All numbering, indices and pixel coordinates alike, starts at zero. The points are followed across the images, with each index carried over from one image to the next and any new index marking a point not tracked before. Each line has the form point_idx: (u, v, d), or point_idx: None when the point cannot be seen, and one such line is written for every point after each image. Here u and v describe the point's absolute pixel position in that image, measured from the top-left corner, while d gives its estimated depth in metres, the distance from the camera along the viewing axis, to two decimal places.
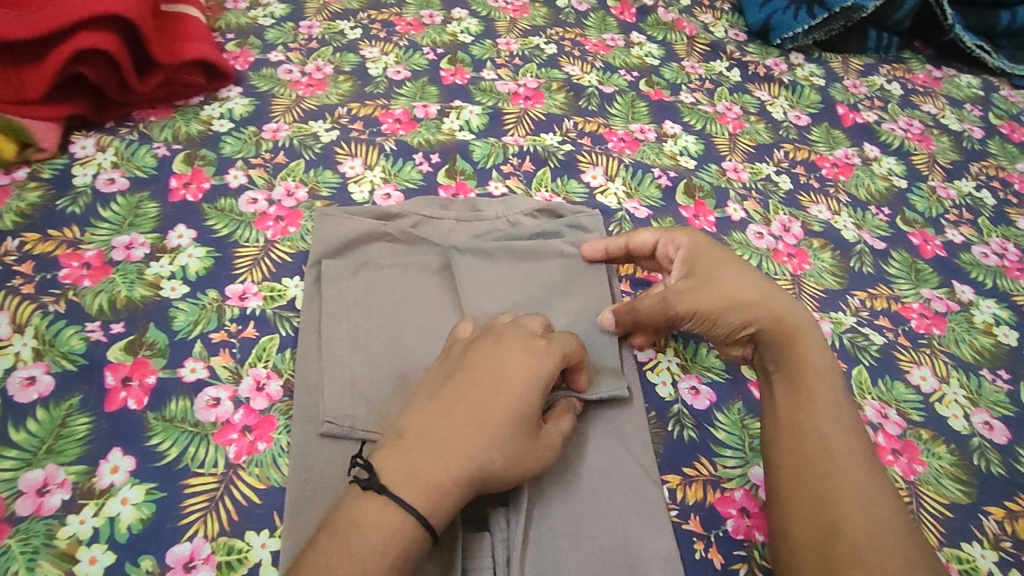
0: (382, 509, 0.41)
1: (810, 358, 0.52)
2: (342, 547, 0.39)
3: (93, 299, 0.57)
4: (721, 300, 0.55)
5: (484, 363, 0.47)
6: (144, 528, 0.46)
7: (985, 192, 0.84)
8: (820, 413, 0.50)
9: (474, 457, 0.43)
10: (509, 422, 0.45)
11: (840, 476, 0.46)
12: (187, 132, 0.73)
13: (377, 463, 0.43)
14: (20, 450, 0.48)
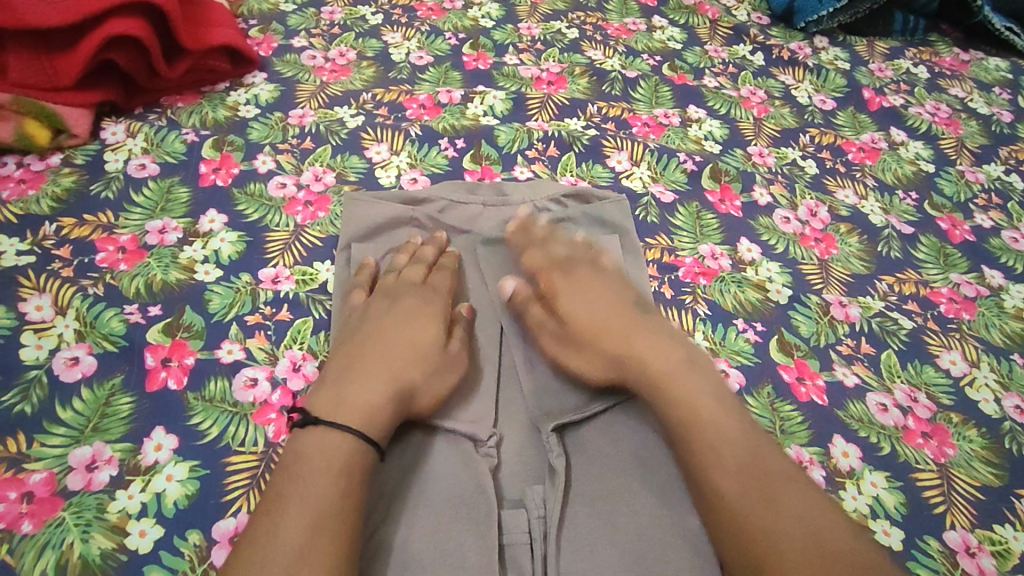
0: (326, 433, 0.46)
1: (678, 391, 0.50)
2: (289, 475, 0.44)
3: (130, 283, 0.58)
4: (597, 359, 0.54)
5: (381, 312, 0.56)
6: (190, 504, 0.47)
7: (1015, 176, 0.83)
8: (717, 432, 0.48)
9: (397, 379, 0.50)
10: (415, 347, 0.53)
11: (763, 499, 0.45)
12: (214, 118, 0.73)
13: (310, 407, 0.49)
14: (68, 428, 0.50)
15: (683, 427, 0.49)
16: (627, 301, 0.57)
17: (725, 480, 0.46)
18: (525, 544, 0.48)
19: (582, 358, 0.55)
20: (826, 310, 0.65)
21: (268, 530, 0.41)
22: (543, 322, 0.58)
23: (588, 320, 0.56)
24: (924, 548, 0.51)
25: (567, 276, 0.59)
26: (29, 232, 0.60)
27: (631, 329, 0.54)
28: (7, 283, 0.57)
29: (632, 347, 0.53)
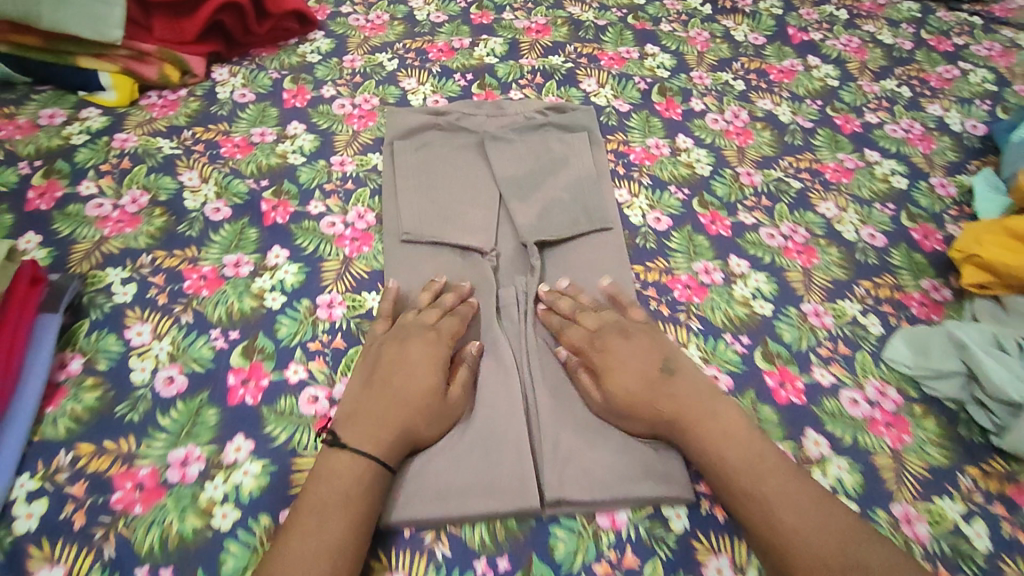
0: (350, 457, 0.56)
1: (709, 442, 0.60)
2: (326, 490, 0.55)
3: (247, 166, 0.84)
4: (643, 424, 0.62)
5: (395, 350, 0.64)
6: (301, 285, 0.73)
7: (904, 88, 1.06)
8: (741, 475, 0.58)
9: (402, 424, 0.59)
10: (412, 386, 0.61)
11: (787, 524, 0.55)
12: (289, 63, 0.98)
13: (339, 431, 0.59)
14: (220, 244, 0.75)
15: (715, 466, 0.59)
16: (658, 365, 0.64)
17: (776, 526, 0.55)
18: (513, 308, 0.73)
19: (633, 424, 0.62)
20: (737, 179, 0.90)
21: (307, 531, 0.52)
22: (591, 395, 0.64)
23: (630, 394, 0.62)
24: (786, 313, 0.76)
25: (608, 350, 0.65)
26: (174, 135, 0.86)
27: (665, 396, 0.62)
28: (168, 163, 0.82)
29: (662, 408, 0.61)
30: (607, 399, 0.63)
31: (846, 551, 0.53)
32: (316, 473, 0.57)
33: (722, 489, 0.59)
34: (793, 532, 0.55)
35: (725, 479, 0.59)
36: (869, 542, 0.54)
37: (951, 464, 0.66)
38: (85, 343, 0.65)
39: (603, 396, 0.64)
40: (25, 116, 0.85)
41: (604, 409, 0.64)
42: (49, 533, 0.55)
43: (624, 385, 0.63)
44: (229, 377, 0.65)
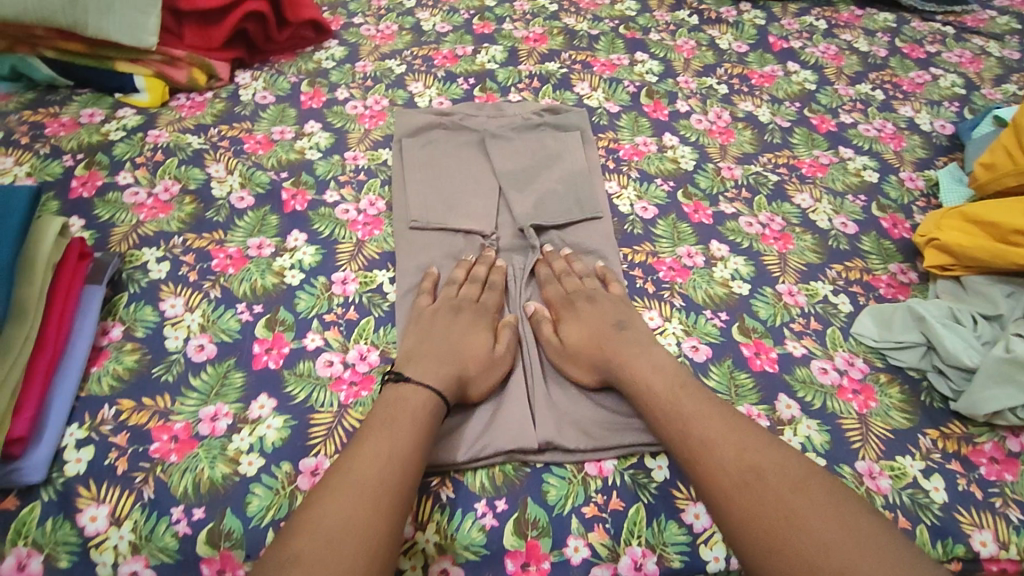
0: (415, 389, 0.63)
1: (638, 374, 0.66)
2: (391, 411, 0.61)
3: (268, 160, 0.91)
4: (588, 362, 0.69)
5: (447, 319, 0.71)
6: (318, 264, 0.80)
7: (878, 91, 1.13)
8: (663, 401, 0.64)
9: (460, 367, 0.66)
10: (469, 343, 0.69)
11: (705, 444, 0.59)
12: (306, 68, 1.07)
13: (402, 370, 0.65)
14: (244, 228, 0.83)
15: (639, 393, 0.65)
16: (611, 322, 0.72)
17: (694, 446, 0.60)
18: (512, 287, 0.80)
19: (578, 364, 0.70)
20: (718, 172, 0.97)
21: (369, 447, 0.58)
22: (550, 340, 0.72)
23: (577, 338, 0.70)
24: (761, 292, 0.81)
25: (574, 310, 0.73)
26: (201, 133, 0.94)
27: (612, 343, 0.69)
28: (197, 157, 0.90)
29: (605, 349, 0.69)
30: (560, 342, 0.71)
31: (751, 460, 0.58)
32: (382, 402, 0.63)
33: (647, 413, 0.65)
34: (699, 441, 0.60)
35: (646, 406, 0.64)
36: (775, 451, 0.58)
37: (913, 426, 0.69)
38: (125, 313, 0.72)
39: (557, 342, 0.72)
40: (69, 115, 0.94)
41: (555, 351, 0.71)
42: (97, 476, 0.60)
43: (575, 331, 0.71)
44: (254, 346, 0.71)
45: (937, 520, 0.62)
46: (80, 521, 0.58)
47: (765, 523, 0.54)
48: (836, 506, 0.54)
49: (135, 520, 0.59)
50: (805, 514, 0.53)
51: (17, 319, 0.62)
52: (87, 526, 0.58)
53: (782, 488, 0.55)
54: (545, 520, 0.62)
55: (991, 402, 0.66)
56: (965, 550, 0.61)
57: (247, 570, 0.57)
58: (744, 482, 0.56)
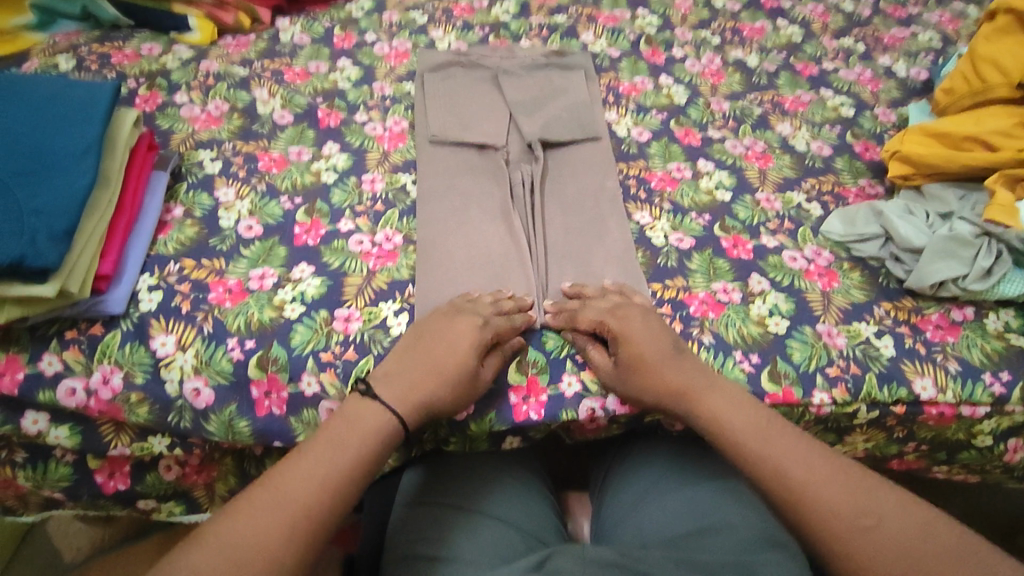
0: (377, 410, 0.61)
1: (714, 414, 0.64)
2: (345, 425, 0.60)
3: (305, 87, 1.03)
4: (654, 393, 0.66)
5: (443, 326, 0.67)
6: (348, 167, 0.91)
7: (860, 44, 1.23)
8: (753, 443, 0.62)
9: (427, 396, 0.63)
10: (449, 361, 0.65)
11: (809, 487, 0.58)
12: (339, 16, 1.19)
13: (377, 387, 0.63)
14: (285, 139, 0.94)
15: (718, 431, 0.64)
16: (670, 346, 0.68)
17: (797, 492, 0.58)
18: (521, 188, 0.89)
19: (642, 391, 0.67)
20: (708, 106, 1.07)
21: (308, 457, 0.57)
22: (604, 363, 0.69)
23: (639, 365, 0.67)
24: (741, 200, 0.91)
25: (623, 328, 0.68)
26: (247, 65, 1.06)
27: (673, 371, 0.66)
28: (244, 82, 1.02)
29: (669, 384, 0.66)
30: (620, 370, 0.68)
31: (855, 500, 0.57)
32: (341, 412, 0.62)
33: (731, 453, 0.63)
34: (803, 484, 0.58)
35: (735, 446, 0.62)
36: (878, 491, 0.57)
37: (870, 299, 0.79)
38: (185, 197, 0.83)
39: (617, 368, 0.68)
40: (131, 48, 1.06)
41: (618, 380, 0.68)
42: (165, 313, 0.71)
43: (635, 359, 0.67)
44: (295, 228, 0.82)
45: (884, 368, 0.72)
46: (152, 346, 0.69)
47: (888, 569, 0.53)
48: (940, 535, 0.54)
49: (197, 347, 0.70)
50: (926, 550, 0.54)
51: (102, 184, 0.73)
52: (159, 349, 0.69)
53: (895, 530, 0.55)
54: (544, 361, 0.72)
55: (936, 274, 0.75)
56: (908, 392, 0.71)
57: (290, 391, 0.69)
58: (862, 527, 0.55)
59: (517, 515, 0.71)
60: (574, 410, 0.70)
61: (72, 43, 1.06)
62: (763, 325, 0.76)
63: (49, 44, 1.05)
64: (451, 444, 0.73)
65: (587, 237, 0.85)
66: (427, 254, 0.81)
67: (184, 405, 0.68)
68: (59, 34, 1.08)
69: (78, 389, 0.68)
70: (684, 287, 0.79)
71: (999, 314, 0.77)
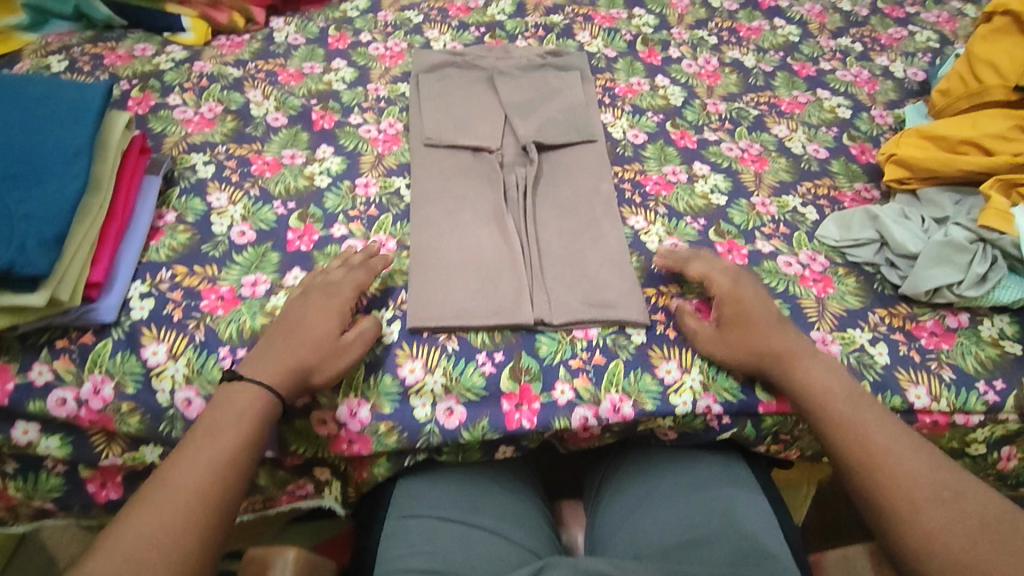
0: (244, 387, 0.64)
1: (812, 379, 0.68)
2: (219, 411, 0.62)
3: (300, 89, 1.02)
4: (748, 353, 0.71)
5: (298, 305, 0.72)
6: (342, 171, 0.91)
7: (857, 44, 1.23)
8: (843, 409, 0.65)
9: (299, 361, 0.67)
10: (317, 330, 0.69)
11: (889, 454, 0.61)
12: (333, 16, 1.18)
13: (245, 367, 0.66)
14: (278, 142, 0.93)
15: (809, 394, 0.67)
16: (777, 317, 0.73)
17: (877, 455, 0.61)
18: (515, 190, 0.89)
19: (739, 352, 0.71)
20: (704, 108, 1.06)
21: (190, 448, 0.59)
22: (700, 328, 0.74)
23: (740, 330, 0.72)
24: (736, 204, 0.91)
25: (752, 302, 0.73)
26: (240, 66, 1.05)
27: (781, 337, 0.71)
28: (237, 84, 1.01)
29: (771, 344, 0.70)
30: (721, 334, 0.72)
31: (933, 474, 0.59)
32: (216, 401, 0.63)
33: (818, 413, 0.66)
34: (886, 451, 0.61)
35: (825, 407, 0.66)
36: (960, 473, 0.59)
37: (865, 306, 0.79)
38: (177, 202, 0.83)
39: (718, 332, 0.73)
40: (124, 49, 1.06)
41: (715, 340, 0.72)
42: (157, 322, 0.71)
43: (746, 326, 0.72)
44: (288, 233, 0.82)
45: (878, 376, 0.72)
46: (144, 355, 0.69)
47: (956, 539, 0.54)
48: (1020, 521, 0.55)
49: (189, 356, 0.70)
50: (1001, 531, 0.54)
51: (93, 191, 0.73)
52: (150, 358, 0.69)
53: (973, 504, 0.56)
54: (537, 368, 0.72)
55: (930, 280, 0.75)
56: (902, 400, 0.71)
57: None
58: (940, 498, 0.57)
59: (510, 524, 0.71)
60: (567, 418, 0.70)
61: (64, 43, 1.05)
62: None
63: (41, 44, 1.05)
64: (443, 451, 0.73)
65: (580, 243, 0.84)
66: (420, 258, 0.80)
67: (176, 415, 0.68)
68: (52, 34, 1.07)
69: (69, 399, 0.68)
70: (676, 294, 0.81)
71: (994, 321, 0.77)
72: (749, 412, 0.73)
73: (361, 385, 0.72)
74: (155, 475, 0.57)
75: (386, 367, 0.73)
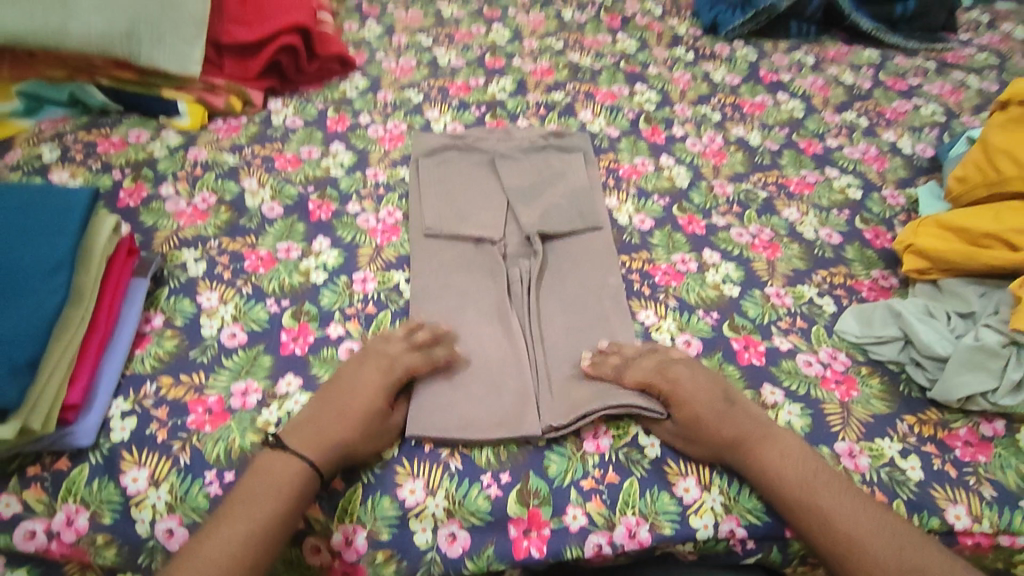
0: (288, 459, 0.62)
1: (766, 467, 0.65)
2: (259, 481, 0.61)
3: (297, 175, 1.00)
4: (706, 450, 0.68)
5: (348, 377, 0.69)
6: (339, 265, 0.87)
7: (862, 118, 1.21)
8: (803, 495, 0.63)
9: (342, 441, 0.64)
10: (365, 411, 0.66)
11: (859, 540, 0.60)
12: (332, 97, 1.17)
13: (286, 436, 0.64)
14: (273, 234, 0.90)
15: (766, 483, 0.65)
16: (721, 398, 0.69)
17: (844, 545, 0.61)
18: (519, 283, 0.85)
19: (695, 446, 0.68)
20: (711, 189, 1.04)
21: (225, 525, 0.58)
22: (658, 425, 0.70)
23: (691, 422, 0.68)
24: (750, 295, 0.87)
25: (692, 386, 0.69)
26: (237, 151, 1.03)
27: (729, 424, 0.67)
28: (233, 171, 0.99)
29: (723, 437, 0.67)
30: (671, 432, 0.69)
31: (902, 556, 0.59)
32: (256, 467, 0.63)
33: (777, 502, 0.65)
34: (852, 541, 0.60)
35: (784, 499, 0.64)
36: (928, 549, 0.60)
37: (892, 412, 0.74)
38: (166, 304, 0.79)
39: (671, 429, 0.69)
40: (118, 135, 1.04)
41: (671, 439, 0.69)
42: (138, 443, 0.66)
43: (693, 418, 0.68)
44: (282, 334, 0.78)
45: (913, 495, 0.67)
46: (123, 482, 0.64)
47: None
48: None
49: (172, 482, 0.64)
50: None
51: (75, 302, 0.69)
52: (130, 486, 0.64)
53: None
54: (546, 491, 0.67)
55: (963, 388, 0.71)
56: (940, 523, 0.66)
57: None
58: None
59: None
60: (580, 546, 0.64)
61: (58, 131, 1.03)
62: None
63: (34, 132, 1.03)
64: None
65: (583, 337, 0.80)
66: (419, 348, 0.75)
67: (156, 547, 0.63)
68: (46, 121, 1.06)
69: (39, 531, 0.62)
70: None
71: None
72: (775, 535, 0.67)
73: (356, 509, 0.65)
74: (188, 550, 0.57)
75: (384, 487, 0.66)
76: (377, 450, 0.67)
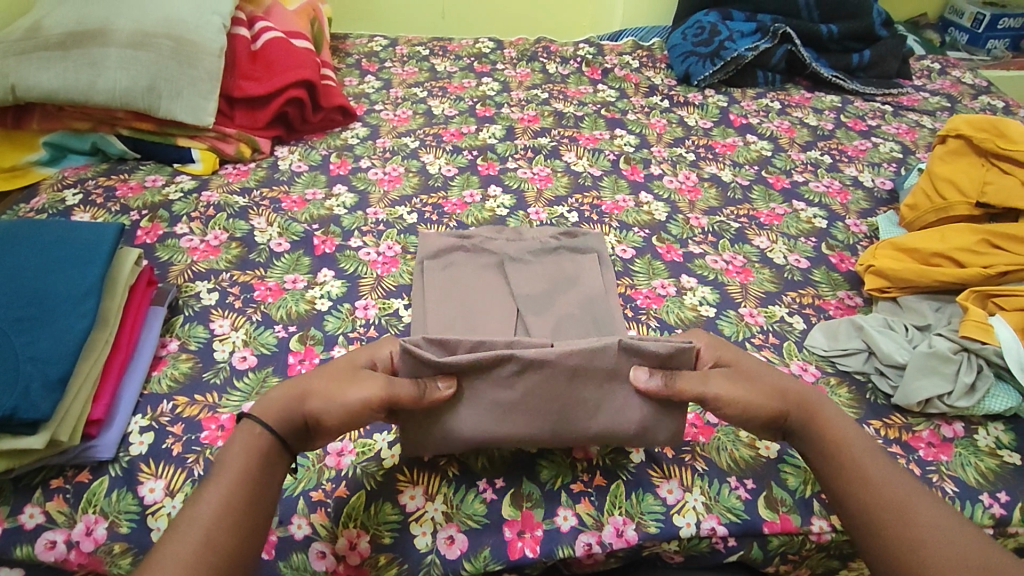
0: (241, 423, 0.63)
1: (838, 433, 0.67)
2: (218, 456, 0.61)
3: (302, 214, 1.08)
4: (770, 393, 0.69)
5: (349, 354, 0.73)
6: (343, 294, 0.93)
7: (826, 156, 1.31)
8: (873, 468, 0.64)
9: (299, 387, 0.66)
10: (338, 363, 0.68)
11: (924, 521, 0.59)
12: (335, 144, 1.26)
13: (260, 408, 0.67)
14: (281, 266, 0.97)
15: (835, 446, 0.66)
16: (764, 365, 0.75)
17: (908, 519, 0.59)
18: None
19: (761, 389, 0.69)
20: (687, 222, 1.12)
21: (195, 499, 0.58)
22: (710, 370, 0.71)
23: (755, 369, 0.71)
24: (725, 315, 0.94)
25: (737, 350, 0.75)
26: (246, 193, 1.11)
27: (784, 380, 0.72)
28: (243, 211, 1.07)
29: (791, 388, 0.70)
30: (737, 373, 0.70)
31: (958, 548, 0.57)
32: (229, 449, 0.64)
33: (842, 467, 0.65)
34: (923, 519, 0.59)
35: (854, 462, 0.64)
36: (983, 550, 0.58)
37: (859, 418, 0.79)
38: (181, 330, 0.85)
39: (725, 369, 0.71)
40: (136, 181, 1.12)
41: (733, 377, 0.69)
42: (155, 457, 0.71)
43: (752, 365, 0.72)
44: (289, 357, 0.83)
45: None
46: (141, 492, 0.68)
47: None
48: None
49: (186, 492, 0.68)
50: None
51: (100, 325, 0.75)
52: (147, 496, 0.68)
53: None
54: (538, 494, 0.71)
55: (921, 392, 0.77)
56: None
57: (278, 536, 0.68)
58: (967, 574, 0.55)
59: None
60: (571, 546, 0.68)
61: (80, 177, 1.11)
62: (754, 448, 0.76)
63: (58, 178, 1.11)
64: None
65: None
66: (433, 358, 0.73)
67: None
68: (68, 169, 1.14)
69: (59, 542, 0.66)
70: None
71: (989, 430, 0.78)
72: (755, 532, 0.70)
73: (361, 515, 0.69)
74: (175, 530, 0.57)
75: (387, 493, 0.71)
76: (330, 393, 0.65)
